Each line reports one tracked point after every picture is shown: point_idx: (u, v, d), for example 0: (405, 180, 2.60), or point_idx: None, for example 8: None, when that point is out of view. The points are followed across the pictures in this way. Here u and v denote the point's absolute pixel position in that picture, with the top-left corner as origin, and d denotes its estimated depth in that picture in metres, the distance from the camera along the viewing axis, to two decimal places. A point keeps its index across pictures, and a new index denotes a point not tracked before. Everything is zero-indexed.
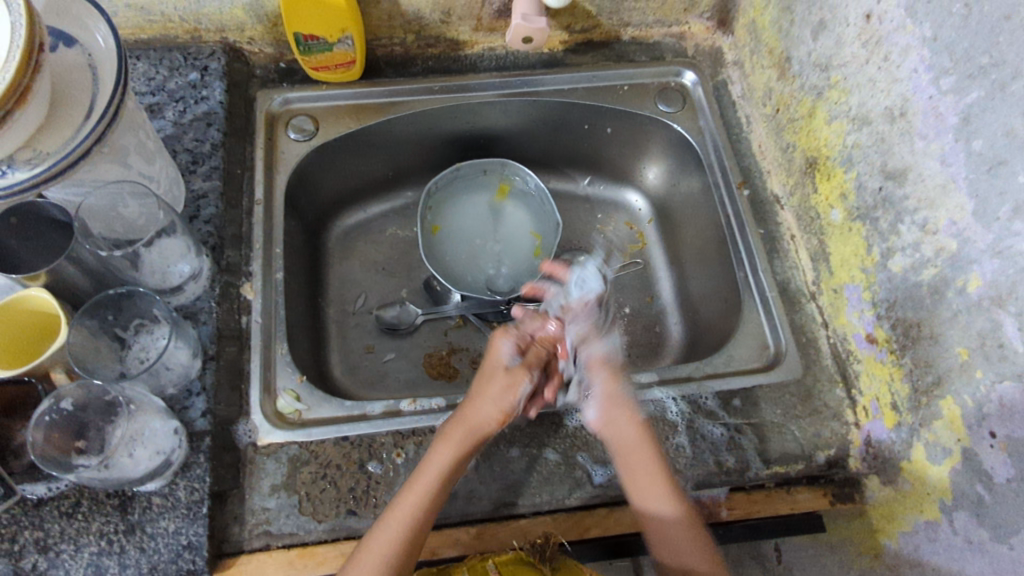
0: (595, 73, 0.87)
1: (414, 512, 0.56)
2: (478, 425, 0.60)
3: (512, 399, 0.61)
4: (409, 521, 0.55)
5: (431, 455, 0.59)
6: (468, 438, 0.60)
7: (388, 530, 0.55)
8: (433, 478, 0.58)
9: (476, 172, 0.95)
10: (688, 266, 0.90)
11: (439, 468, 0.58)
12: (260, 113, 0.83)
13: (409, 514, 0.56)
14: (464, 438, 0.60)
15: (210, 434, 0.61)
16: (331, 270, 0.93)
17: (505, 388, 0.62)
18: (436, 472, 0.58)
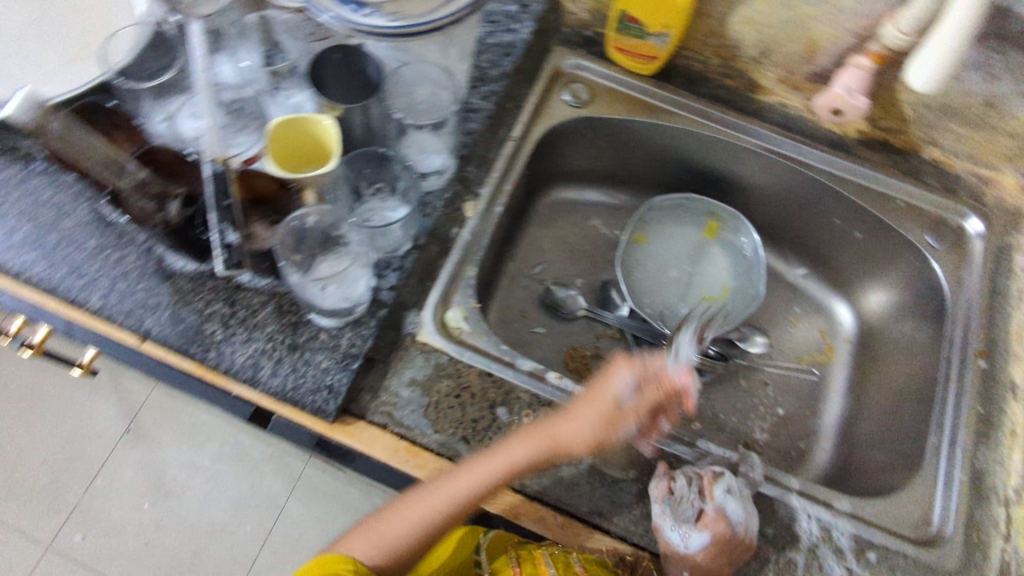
0: (877, 175, 0.83)
1: (438, 508, 0.60)
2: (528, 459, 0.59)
3: (598, 413, 0.61)
4: (437, 514, 0.60)
5: (474, 467, 0.59)
6: (541, 451, 0.60)
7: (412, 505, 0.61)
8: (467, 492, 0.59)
9: (703, 210, 0.94)
10: (868, 405, 0.83)
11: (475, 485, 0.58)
12: (550, 65, 0.89)
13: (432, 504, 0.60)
14: (505, 473, 0.59)
15: (387, 307, 0.66)
16: (527, 229, 0.96)
17: (599, 416, 0.61)
18: (461, 491, 0.59)
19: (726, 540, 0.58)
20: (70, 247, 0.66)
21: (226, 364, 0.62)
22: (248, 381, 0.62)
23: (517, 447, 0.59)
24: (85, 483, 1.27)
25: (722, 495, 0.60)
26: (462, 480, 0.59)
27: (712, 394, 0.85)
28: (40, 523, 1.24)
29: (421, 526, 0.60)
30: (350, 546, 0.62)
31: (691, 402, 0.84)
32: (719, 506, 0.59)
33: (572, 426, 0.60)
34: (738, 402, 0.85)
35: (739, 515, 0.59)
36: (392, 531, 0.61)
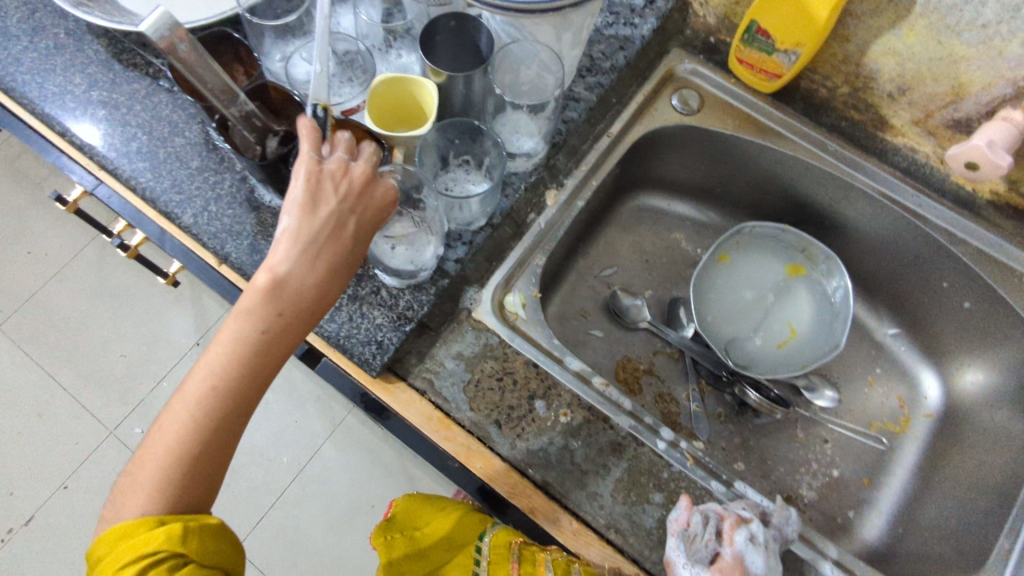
0: (1003, 243, 0.74)
1: (230, 360, 0.46)
2: (316, 280, 0.47)
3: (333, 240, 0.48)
4: (226, 366, 0.46)
5: (269, 291, 0.46)
6: (274, 291, 0.46)
7: (211, 357, 0.46)
8: (240, 332, 0.46)
9: (797, 245, 0.87)
10: (936, 489, 0.76)
11: (251, 316, 0.46)
12: (663, 67, 0.85)
13: (246, 360, 0.46)
14: (265, 294, 0.46)
15: (449, 278, 0.66)
16: (606, 229, 0.93)
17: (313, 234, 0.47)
18: (243, 328, 0.46)
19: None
20: (176, 163, 0.71)
21: None
22: None
23: (281, 244, 0.47)
24: (155, 382, 1.38)
25: (745, 543, 0.56)
26: (250, 319, 0.46)
27: (762, 438, 0.81)
28: (110, 409, 1.35)
29: (214, 390, 0.46)
30: (124, 508, 0.45)
31: (738, 441, 0.80)
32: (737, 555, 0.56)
33: (349, 233, 0.49)
34: (789, 453, 0.80)
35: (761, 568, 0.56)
36: (141, 473, 0.45)
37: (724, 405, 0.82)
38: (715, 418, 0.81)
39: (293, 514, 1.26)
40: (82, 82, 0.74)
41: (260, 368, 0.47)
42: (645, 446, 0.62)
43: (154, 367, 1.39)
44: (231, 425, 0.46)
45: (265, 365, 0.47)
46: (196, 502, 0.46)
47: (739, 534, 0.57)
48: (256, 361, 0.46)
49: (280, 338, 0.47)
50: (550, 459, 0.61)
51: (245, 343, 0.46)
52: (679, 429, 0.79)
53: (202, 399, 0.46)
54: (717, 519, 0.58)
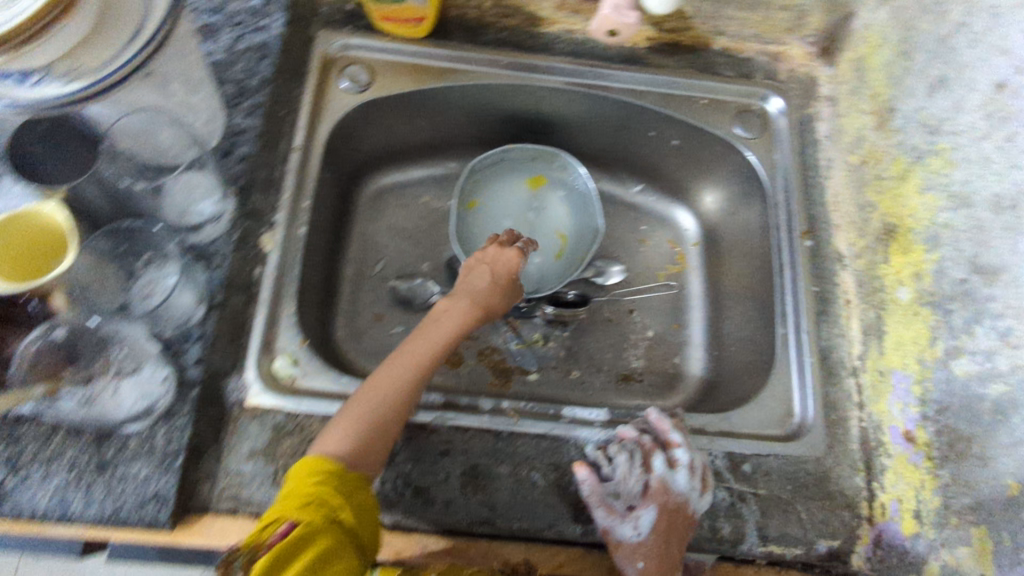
0: (678, 79, 0.80)
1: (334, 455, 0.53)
2: (407, 377, 0.60)
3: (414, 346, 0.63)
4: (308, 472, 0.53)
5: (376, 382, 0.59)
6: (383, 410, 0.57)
7: (342, 422, 0.55)
8: (380, 407, 0.57)
9: (526, 156, 0.88)
10: (727, 304, 0.84)
11: (397, 383, 0.59)
12: (317, 53, 0.79)
13: (374, 421, 0.56)
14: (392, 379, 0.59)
15: (198, 386, 0.59)
16: (354, 227, 0.89)
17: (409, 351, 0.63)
18: (340, 442, 0.54)
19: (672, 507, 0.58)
20: None
21: (29, 511, 0.53)
22: (62, 521, 0.53)
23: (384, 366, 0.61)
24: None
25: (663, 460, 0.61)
26: (392, 389, 0.59)
27: (582, 340, 0.85)
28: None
29: (351, 431, 0.55)
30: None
31: (565, 354, 0.84)
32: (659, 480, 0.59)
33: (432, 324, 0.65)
34: (609, 339, 0.85)
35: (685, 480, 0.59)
36: None
37: (539, 328, 0.86)
38: (536, 345, 0.84)
39: None
40: None
41: (397, 417, 0.58)
42: (469, 428, 0.63)
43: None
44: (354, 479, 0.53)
45: (393, 422, 0.57)
46: (371, 463, 0.55)
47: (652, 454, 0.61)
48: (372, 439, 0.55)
49: (406, 393, 0.59)
50: (391, 496, 0.59)
51: (376, 419, 0.56)
52: (511, 373, 0.82)
53: (354, 452, 0.54)
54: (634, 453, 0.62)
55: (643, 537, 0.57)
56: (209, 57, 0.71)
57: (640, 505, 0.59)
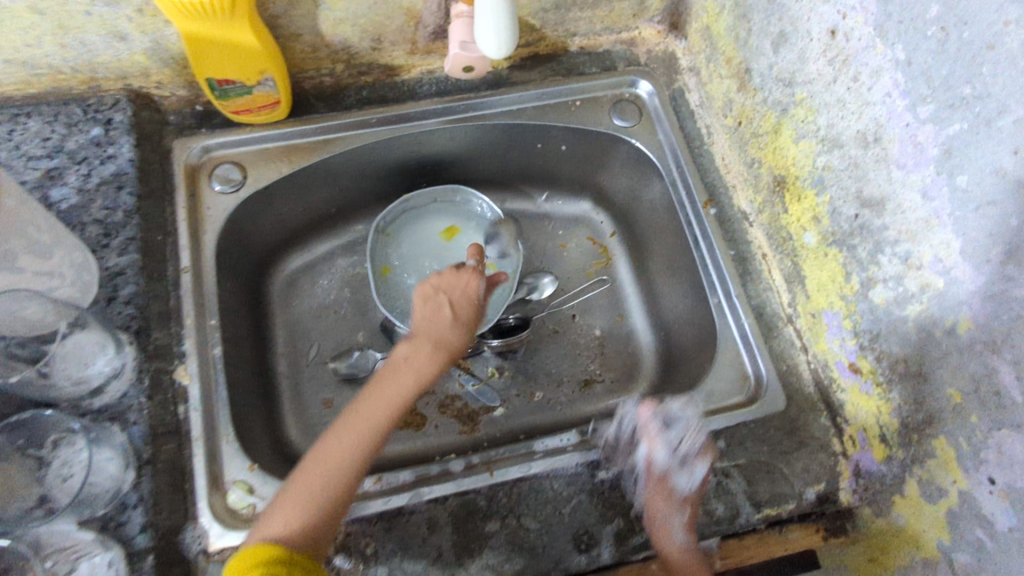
0: (546, 90, 0.80)
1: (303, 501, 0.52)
2: (406, 398, 0.58)
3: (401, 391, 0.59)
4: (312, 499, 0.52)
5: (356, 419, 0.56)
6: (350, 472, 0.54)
7: (320, 474, 0.53)
8: (353, 438, 0.55)
9: (427, 200, 0.88)
10: (657, 283, 0.86)
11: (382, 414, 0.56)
12: (177, 165, 0.73)
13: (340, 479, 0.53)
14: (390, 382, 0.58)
15: (152, 552, 0.54)
16: (275, 320, 0.85)
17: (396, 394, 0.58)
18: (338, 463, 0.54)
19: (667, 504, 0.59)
20: None
21: None
22: None
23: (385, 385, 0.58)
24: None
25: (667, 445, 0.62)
26: (360, 429, 0.55)
27: (535, 361, 0.85)
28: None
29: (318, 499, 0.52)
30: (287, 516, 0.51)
31: (522, 377, 0.84)
32: (666, 464, 0.61)
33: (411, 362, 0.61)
34: (561, 352, 0.86)
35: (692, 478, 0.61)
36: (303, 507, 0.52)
37: (491, 361, 0.85)
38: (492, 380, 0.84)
39: None
40: None
41: (348, 481, 0.53)
42: (448, 496, 0.62)
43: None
44: (317, 517, 0.51)
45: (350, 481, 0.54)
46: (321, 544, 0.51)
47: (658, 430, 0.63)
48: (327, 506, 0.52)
49: (371, 448, 0.55)
50: None
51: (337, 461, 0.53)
52: (477, 415, 0.82)
53: (319, 494, 0.52)
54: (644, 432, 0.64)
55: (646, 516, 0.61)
56: (60, 204, 0.65)
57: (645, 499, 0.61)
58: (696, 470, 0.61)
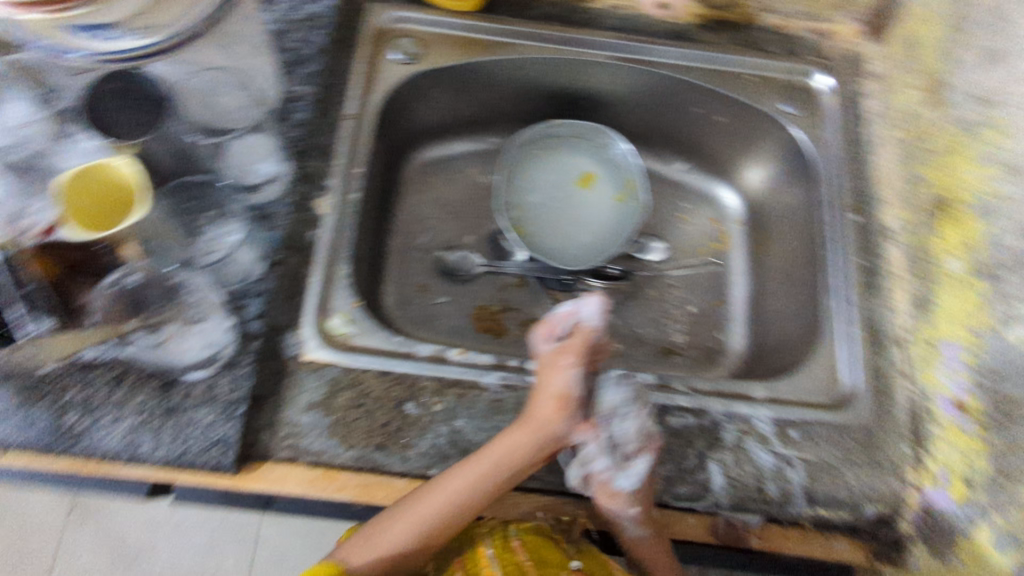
0: (722, 55, 0.81)
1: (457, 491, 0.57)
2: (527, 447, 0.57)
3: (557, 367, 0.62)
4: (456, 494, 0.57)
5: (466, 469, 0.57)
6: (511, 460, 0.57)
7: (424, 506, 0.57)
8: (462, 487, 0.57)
9: (571, 133, 0.91)
10: (769, 280, 0.85)
11: (513, 450, 0.57)
12: (369, 26, 0.80)
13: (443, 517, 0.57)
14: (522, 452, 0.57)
15: (259, 338, 0.61)
16: (401, 199, 0.91)
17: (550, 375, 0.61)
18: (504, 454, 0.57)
19: (608, 502, 0.57)
20: None
21: (100, 451, 0.56)
22: (132, 461, 0.56)
23: (517, 431, 0.58)
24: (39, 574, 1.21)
25: (629, 429, 0.59)
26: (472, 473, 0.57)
27: (623, 312, 0.86)
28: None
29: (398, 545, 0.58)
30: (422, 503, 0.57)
31: (607, 326, 0.85)
32: (616, 461, 0.57)
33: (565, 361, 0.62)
34: (651, 314, 0.86)
35: (634, 477, 0.57)
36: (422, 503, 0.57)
37: (582, 299, 0.86)
38: None
39: None
40: None
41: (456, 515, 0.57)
42: (519, 386, 0.64)
43: (36, 560, 1.22)
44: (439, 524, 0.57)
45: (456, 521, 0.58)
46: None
47: (620, 424, 0.59)
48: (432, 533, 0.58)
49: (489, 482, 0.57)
50: (444, 450, 0.61)
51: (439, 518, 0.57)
52: None
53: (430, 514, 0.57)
54: (620, 380, 0.62)
55: (637, 485, 0.57)
56: (268, 26, 0.73)
57: (634, 454, 0.58)
58: (641, 463, 0.57)
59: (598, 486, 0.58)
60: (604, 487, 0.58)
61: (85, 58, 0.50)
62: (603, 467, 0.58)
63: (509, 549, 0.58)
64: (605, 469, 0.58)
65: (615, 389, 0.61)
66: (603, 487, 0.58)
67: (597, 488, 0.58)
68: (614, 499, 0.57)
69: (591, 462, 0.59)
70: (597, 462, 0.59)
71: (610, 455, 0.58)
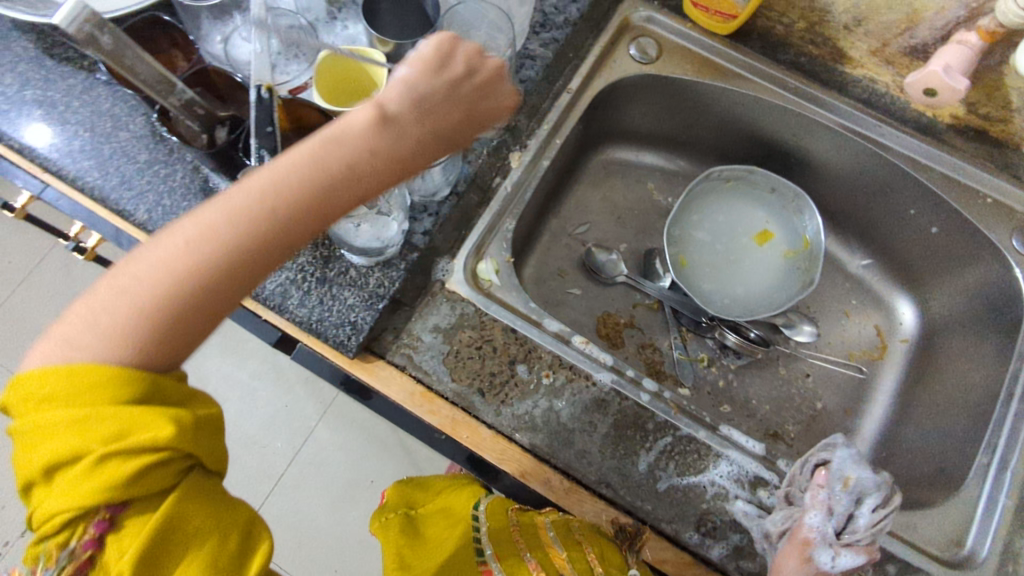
0: (966, 166, 0.74)
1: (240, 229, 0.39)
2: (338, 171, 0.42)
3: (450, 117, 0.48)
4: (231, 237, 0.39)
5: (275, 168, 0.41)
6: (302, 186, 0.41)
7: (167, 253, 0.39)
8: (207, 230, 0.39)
9: (766, 185, 0.87)
10: (914, 410, 0.78)
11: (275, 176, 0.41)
12: (618, 16, 0.82)
13: (234, 243, 0.39)
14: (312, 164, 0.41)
15: (418, 251, 0.65)
16: (575, 185, 0.92)
17: None
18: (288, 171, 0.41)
19: (792, 561, 0.51)
20: (123, 159, 0.67)
21: (257, 288, 0.63)
22: (276, 308, 0.62)
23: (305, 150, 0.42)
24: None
25: (864, 524, 0.54)
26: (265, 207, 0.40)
27: (744, 377, 0.83)
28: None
29: (165, 280, 0.38)
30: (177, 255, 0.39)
31: (722, 384, 0.82)
32: (826, 534, 0.52)
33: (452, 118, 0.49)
34: (773, 392, 0.82)
35: (836, 562, 0.52)
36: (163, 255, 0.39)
37: (707, 349, 0.84)
38: (698, 363, 0.83)
39: (294, 494, 1.31)
40: (13, 82, 0.70)
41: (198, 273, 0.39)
42: (629, 398, 0.63)
43: None
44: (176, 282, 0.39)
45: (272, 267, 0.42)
46: (172, 356, 0.40)
47: (867, 514, 0.54)
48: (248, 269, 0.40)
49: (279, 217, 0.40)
50: (536, 421, 0.61)
51: (258, 236, 0.40)
52: (665, 376, 0.81)
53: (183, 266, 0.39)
54: (856, 458, 0.57)
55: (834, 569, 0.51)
56: None
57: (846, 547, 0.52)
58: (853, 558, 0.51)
59: (792, 543, 0.52)
60: (808, 542, 0.52)
61: None
62: (816, 536, 0.52)
63: (574, 542, 0.55)
64: (819, 539, 0.52)
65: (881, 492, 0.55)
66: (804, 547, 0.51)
67: (792, 539, 0.52)
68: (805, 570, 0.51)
69: (784, 521, 0.55)
70: (810, 529, 0.52)
71: (819, 523, 0.53)
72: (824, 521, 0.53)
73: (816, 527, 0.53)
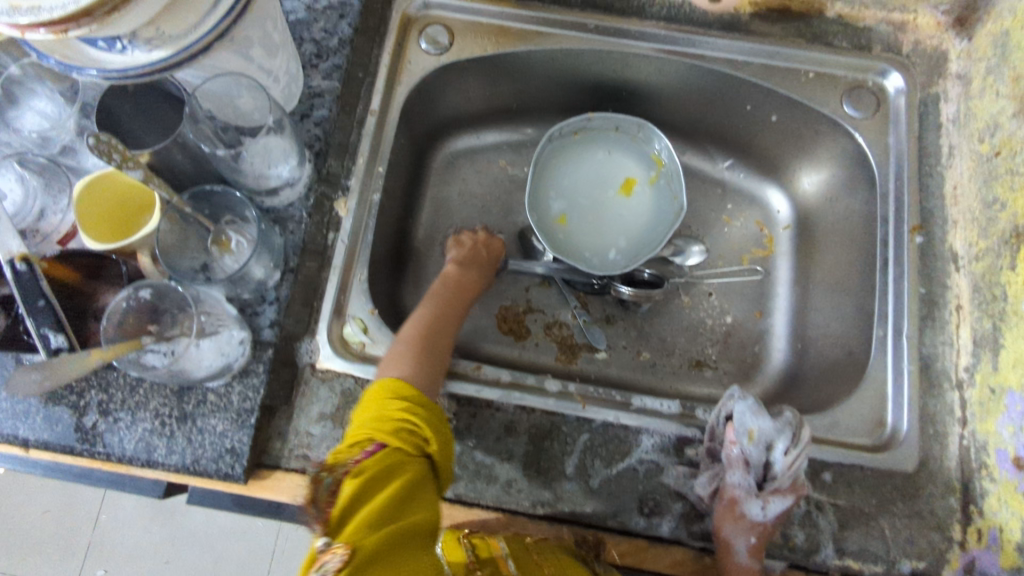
0: (780, 49, 0.73)
1: None
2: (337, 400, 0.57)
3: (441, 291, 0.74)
4: None
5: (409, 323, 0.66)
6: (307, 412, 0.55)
7: None
8: None
9: (608, 125, 0.85)
10: (814, 295, 0.79)
11: None
12: (397, 14, 0.76)
13: None
14: None
15: (273, 348, 0.60)
16: (427, 193, 0.88)
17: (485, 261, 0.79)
18: None
19: (728, 523, 0.56)
20: None
21: (118, 452, 0.58)
22: (147, 465, 0.58)
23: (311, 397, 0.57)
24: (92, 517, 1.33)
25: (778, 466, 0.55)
26: None
27: (653, 320, 0.83)
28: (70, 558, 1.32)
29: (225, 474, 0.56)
30: None
31: (634, 333, 0.82)
32: (748, 487, 0.56)
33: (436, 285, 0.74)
34: (683, 322, 0.83)
35: (767, 509, 0.55)
36: None
37: (610, 305, 0.84)
38: (605, 323, 0.83)
39: None
40: None
41: None
42: (536, 409, 0.61)
43: (88, 504, 1.34)
44: None
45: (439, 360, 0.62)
46: None
47: (779, 454, 0.55)
48: (432, 367, 0.61)
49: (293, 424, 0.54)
50: (454, 470, 0.59)
51: None
52: (579, 348, 0.81)
53: None
54: (756, 405, 0.57)
55: (768, 516, 0.55)
56: (290, 16, 0.70)
57: (774, 492, 0.55)
58: (779, 501, 0.55)
59: (721, 501, 0.57)
60: (734, 498, 0.56)
61: (101, 73, 0.48)
62: (739, 489, 0.56)
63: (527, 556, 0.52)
64: (740, 491, 0.56)
65: (788, 425, 0.56)
66: (732, 505, 0.56)
67: (721, 498, 0.57)
68: (742, 528, 0.55)
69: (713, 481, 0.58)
70: (731, 485, 0.57)
71: (739, 480, 0.56)
72: (745, 472, 0.56)
73: (736, 481, 0.56)
